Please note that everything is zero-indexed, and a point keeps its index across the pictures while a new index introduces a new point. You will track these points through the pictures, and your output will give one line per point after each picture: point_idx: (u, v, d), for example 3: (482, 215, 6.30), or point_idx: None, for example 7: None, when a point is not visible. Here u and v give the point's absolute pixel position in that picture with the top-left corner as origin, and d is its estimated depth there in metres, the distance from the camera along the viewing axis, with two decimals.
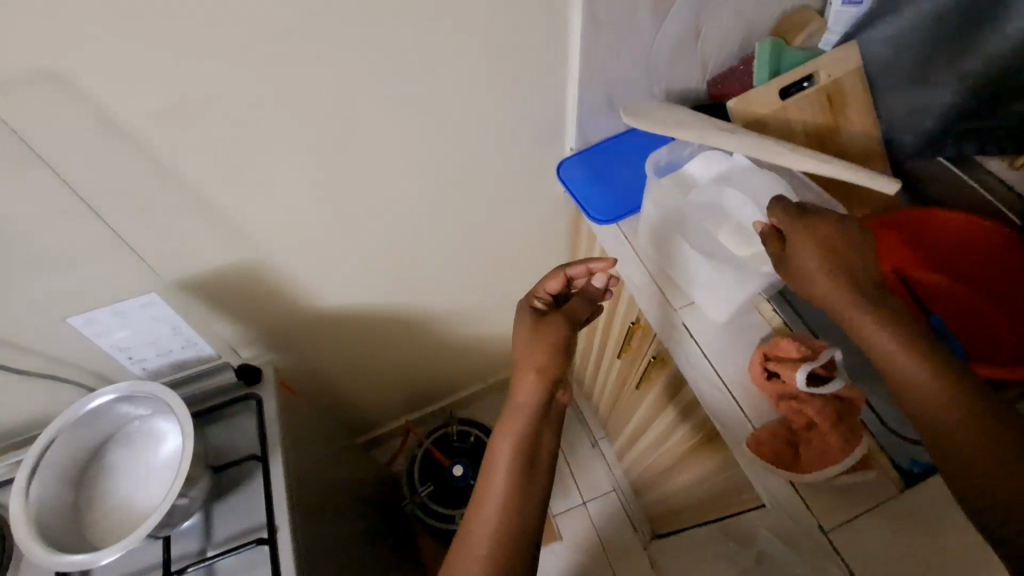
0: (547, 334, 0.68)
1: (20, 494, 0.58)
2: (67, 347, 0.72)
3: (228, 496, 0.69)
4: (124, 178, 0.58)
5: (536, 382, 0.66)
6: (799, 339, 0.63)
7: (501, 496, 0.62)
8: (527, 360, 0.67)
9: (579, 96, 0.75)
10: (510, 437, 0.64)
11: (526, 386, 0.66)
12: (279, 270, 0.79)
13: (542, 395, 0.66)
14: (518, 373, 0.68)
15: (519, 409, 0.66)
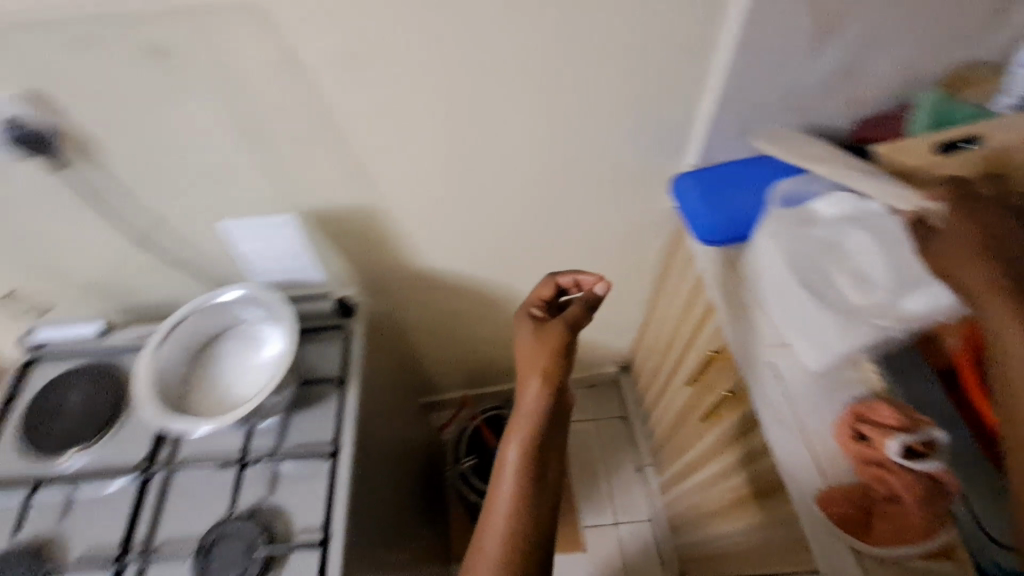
0: (549, 341, 0.69)
1: (147, 357, 0.68)
2: (205, 248, 0.82)
3: (305, 410, 0.76)
4: (288, 109, 0.65)
5: (543, 388, 0.67)
6: (895, 404, 0.58)
7: (510, 497, 0.64)
8: (532, 366, 0.68)
9: (711, 110, 0.75)
10: (518, 439, 0.67)
11: (530, 389, 0.68)
12: (391, 221, 0.85)
13: (549, 399, 0.68)
14: (524, 377, 0.69)
15: (524, 411, 0.68)
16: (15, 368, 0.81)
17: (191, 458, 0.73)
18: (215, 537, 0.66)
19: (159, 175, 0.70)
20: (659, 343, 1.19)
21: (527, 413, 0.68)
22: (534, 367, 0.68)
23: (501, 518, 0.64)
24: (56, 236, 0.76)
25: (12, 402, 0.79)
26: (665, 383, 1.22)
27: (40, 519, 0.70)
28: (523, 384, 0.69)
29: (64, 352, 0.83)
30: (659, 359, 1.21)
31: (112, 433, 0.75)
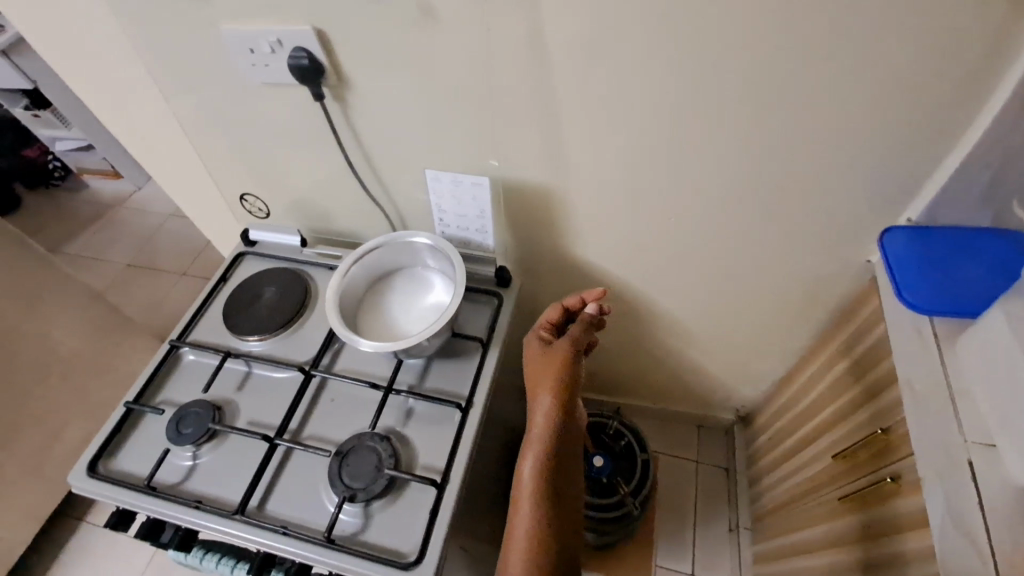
0: (555, 358, 0.71)
1: (340, 273, 0.77)
2: (400, 193, 0.90)
3: (449, 360, 0.81)
4: (517, 82, 0.69)
5: (553, 404, 0.68)
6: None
7: (532, 512, 0.64)
8: (542, 383, 0.70)
9: (959, 160, 0.67)
10: (533, 453, 0.66)
11: (539, 406, 0.69)
12: (568, 205, 0.87)
13: (558, 416, 0.67)
14: (535, 397, 0.70)
15: (537, 428, 0.68)
16: (231, 255, 0.97)
17: (346, 372, 0.83)
18: (352, 445, 0.73)
19: (388, 119, 0.77)
20: (801, 401, 1.09)
21: (539, 425, 0.68)
22: (544, 382, 0.70)
23: (524, 529, 0.63)
24: (291, 154, 0.88)
25: (225, 281, 0.94)
26: (794, 449, 1.10)
27: (223, 383, 0.83)
28: (534, 404, 0.70)
29: (269, 250, 0.97)
30: (797, 421, 1.10)
31: (291, 330, 0.87)
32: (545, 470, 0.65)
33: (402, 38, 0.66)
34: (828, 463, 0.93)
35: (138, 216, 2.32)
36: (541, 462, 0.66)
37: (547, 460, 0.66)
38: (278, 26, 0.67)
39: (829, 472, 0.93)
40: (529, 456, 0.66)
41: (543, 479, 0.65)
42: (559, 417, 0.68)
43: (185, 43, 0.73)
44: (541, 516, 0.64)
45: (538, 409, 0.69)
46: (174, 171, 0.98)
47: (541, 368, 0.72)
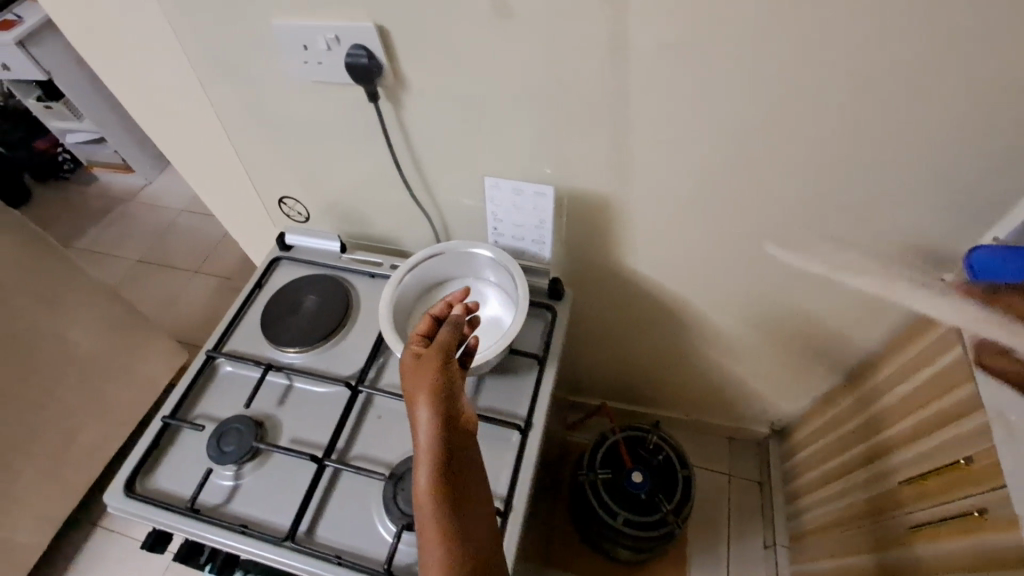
0: (430, 363, 0.54)
1: (393, 283, 0.73)
2: (447, 198, 0.86)
3: (503, 377, 0.77)
4: (588, 87, 0.64)
5: (434, 416, 0.50)
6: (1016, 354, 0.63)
7: (439, 559, 0.44)
8: (418, 397, 0.52)
9: None
10: (418, 481, 0.47)
11: (417, 423, 0.51)
12: (627, 214, 0.82)
13: (441, 428, 0.49)
14: (411, 417, 0.52)
15: (419, 453, 0.49)
16: (266, 259, 0.92)
17: (392, 387, 0.79)
18: (406, 469, 0.69)
19: (445, 122, 0.73)
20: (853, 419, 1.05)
21: (423, 443, 0.49)
22: (420, 390, 0.52)
23: None
24: (334, 156, 0.83)
25: (260, 288, 0.90)
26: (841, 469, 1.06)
27: (263, 397, 0.79)
28: (411, 427, 0.52)
29: (305, 256, 0.92)
30: (845, 440, 1.06)
31: (332, 341, 0.83)
32: (445, 501, 0.46)
33: (471, 36, 0.62)
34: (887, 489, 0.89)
35: (150, 211, 2.27)
36: (436, 492, 0.47)
37: (440, 483, 0.47)
38: (337, 22, 0.63)
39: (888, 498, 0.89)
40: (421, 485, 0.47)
41: (442, 509, 0.46)
42: (446, 431, 0.50)
43: (233, 37, 0.68)
44: (454, 558, 0.44)
45: (418, 428, 0.50)
46: (208, 169, 0.94)
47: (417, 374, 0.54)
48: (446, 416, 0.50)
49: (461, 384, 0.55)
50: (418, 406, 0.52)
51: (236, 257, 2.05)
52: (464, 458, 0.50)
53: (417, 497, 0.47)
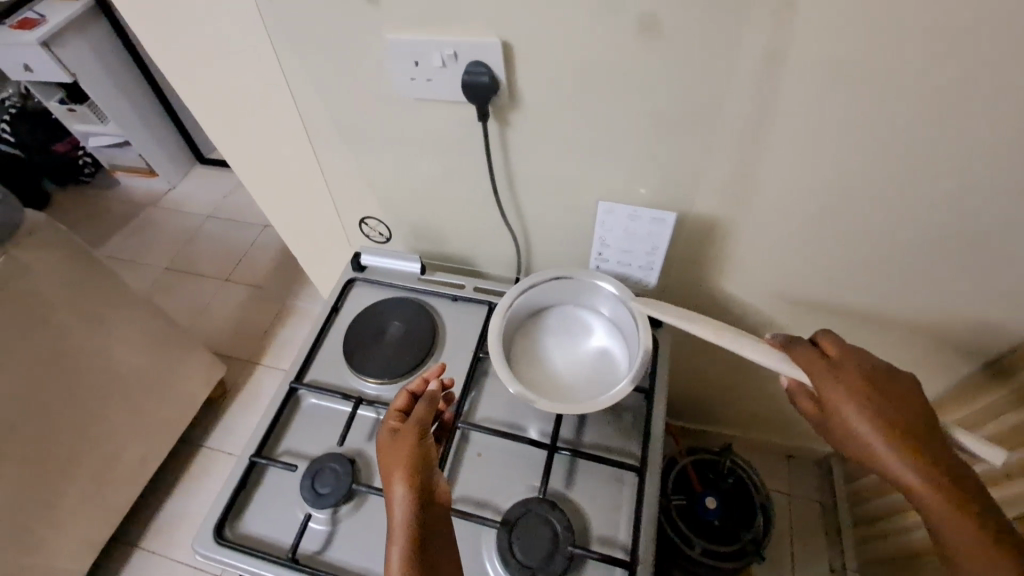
0: (405, 438, 0.59)
1: (500, 312, 0.69)
2: (540, 220, 0.81)
3: (610, 412, 0.73)
4: (724, 109, 0.60)
5: (410, 489, 0.54)
6: (854, 345, 0.60)
7: None
8: (393, 471, 0.56)
9: None
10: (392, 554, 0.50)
11: (393, 495, 0.55)
12: (734, 238, 0.77)
13: (416, 502, 0.54)
14: (387, 491, 0.56)
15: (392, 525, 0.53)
16: (341, 280, 0.88)
17: (490, 422, 0.74)
18: (520, 515, 0.64)
19: (553, 143, 0.68)
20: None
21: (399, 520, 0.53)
22: (399, 466, 0.56)
23: None
24: (422, 175, 0.78)
25: (338, 311, 0.85)
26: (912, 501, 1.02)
27: (353, 432, 0.74)
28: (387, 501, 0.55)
29: (382, 278, 0.88)
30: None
31: (421, 371, 0.78)
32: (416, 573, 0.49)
33: (604, 53, 0.57)
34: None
35: (174, 216, 2.21)
36: (409, 564, 0.50)
37: (412, 555, 0.50)
38: (458, 36, 0.59)
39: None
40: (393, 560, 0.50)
41: None
42: (419, 506, 0.54)
43: (334, 51, 0.64)
44: None
45: (394, 503, 0.54)
46: (280, 184, 0.90)
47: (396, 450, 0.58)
48: (419, 491, 0.55)
49: (434, 460, 0.59)
50: (395, 482, 0.55)
51: (267, 266, 1.99)
52: (435, 531, 0.53)
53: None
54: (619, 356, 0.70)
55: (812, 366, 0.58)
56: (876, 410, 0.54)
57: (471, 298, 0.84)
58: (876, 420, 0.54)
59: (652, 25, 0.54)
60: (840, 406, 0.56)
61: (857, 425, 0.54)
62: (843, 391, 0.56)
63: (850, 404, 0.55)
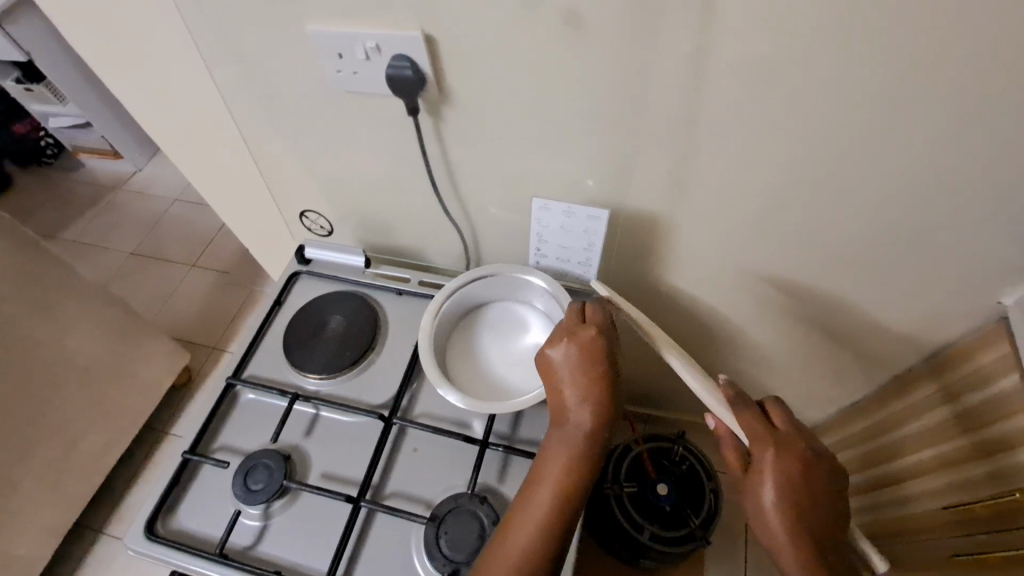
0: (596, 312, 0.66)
1: (432, 312, 0.69)
2: (482, 214, 0.80)
3: (544, 408, 0.73)
4: (648, 106, 0.60)
5: (590, 375, 0.61)
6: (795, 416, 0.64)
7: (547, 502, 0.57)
8: (578, 335, 0.64)
9: None
10: (577, 383, 0.61)
11: (568, 368, 0.62)
12: (676, 233, 0.77)
13: (593, 409, 0.60)
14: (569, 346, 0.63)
15: (572, 363, 0.62)
16: (285, 274, 0.87)
17: (427, 417, 0.74)
18: (450, 511, 0.65)
19: (489, 137, 0.68)
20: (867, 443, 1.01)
21: (556, 458, 0.60)
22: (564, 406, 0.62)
23: (545, 497, 0.58)
24: (360, 169, 0.77)
25: (280, 305, 0.84)
26: (855, 487, 1.04)
27: (290, 427, 0.74)
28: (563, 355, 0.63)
29: (326, 271, 0.87)
30: (867, 459, 1.01)
31: (362, 366, 0.78)
32: (594, 430, 0.60)
33: (529, 48, 0.56)
34: (926, 513, 0.86)
35: (141, 200, 2.16)
36: (592, 415, 0.60)
37: (599, 401, 0.61)
38: (380, 29, 0.57)
39: (913, 524, 0.88)
40: (543, 495, 0.58)
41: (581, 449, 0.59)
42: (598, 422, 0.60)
43: (260, 41, 0.62)
44: (558, 498, 0.57)
45: (568, 373, 0.62)
46: (222, 175, 0.88)
47: (557, 381, 0.63)
48: (599, 393, 0.61)
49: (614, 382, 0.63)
50: (571, 368, 0.62)
51: (236, 250, 1.96)
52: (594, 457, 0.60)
53: (535, 506, 0.57)
54: None
55: (752, 427, 0.62)
56: (786, 483, 0.59)
57: (417, 292, 0.84)
58: (784, 497, 0.59)
59: (570, 22, 0.53)
60: (758, 470, 0.60)
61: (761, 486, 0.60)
62: (768, 451, 0.60)
63: (765, 483, 0.59)
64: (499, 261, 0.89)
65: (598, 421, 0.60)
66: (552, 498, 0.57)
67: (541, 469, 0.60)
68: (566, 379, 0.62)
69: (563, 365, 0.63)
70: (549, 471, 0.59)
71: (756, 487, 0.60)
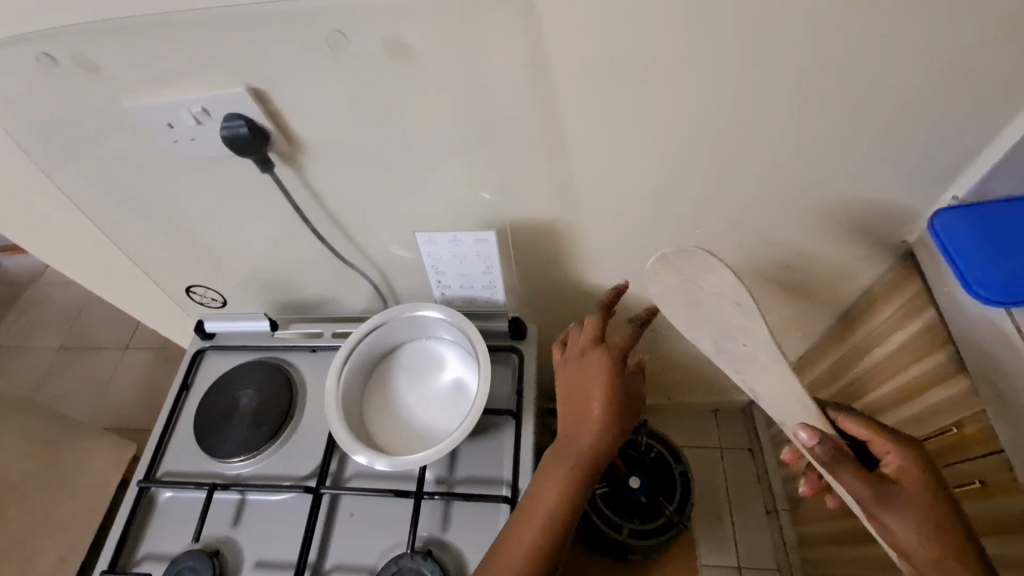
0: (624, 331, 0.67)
1: (333, 372, 0.65)
2: (379, 253, 0.76)
3: (478, 441, 0.70)
4: (506, 119, 0.58)
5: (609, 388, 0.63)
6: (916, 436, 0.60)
7: (553, 504, 0.58)
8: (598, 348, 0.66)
9: (987, 136, 0.63)
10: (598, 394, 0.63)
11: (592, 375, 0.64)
12: (578, 234, 0.75)
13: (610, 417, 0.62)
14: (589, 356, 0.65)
15: (593, 373, 0.64)
16: (188, 354, 0.81)
17: (359, 479, 0.70)
18: (393, 575, 0.61)
19: (358, 178, 0.64)
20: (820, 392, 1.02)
21: (564, 462, 0.60)
22: (568, 420, 0.63)
23: (553, 497, 0.59)
24: (237, 233, 0.73)
25: (188, 389, 0.79)
26: None
27: (215, 520, 0.69)
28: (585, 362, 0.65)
29: (231, 342, 0.82)
30: None
31: (283, 437, 0.73)
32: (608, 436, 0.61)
33: (364, 83, 0.54)
34: None
35: (57, 292, 2.04)
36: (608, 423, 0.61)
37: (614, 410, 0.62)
38: (202, 91, 0.53)
39: None
40: (540, 513, 0.58)
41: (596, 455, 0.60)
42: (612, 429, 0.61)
43: (82, 126, 0.57)
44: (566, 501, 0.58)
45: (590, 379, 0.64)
46: (96, 266, 0.81)
47: (574, 386, 0.65)
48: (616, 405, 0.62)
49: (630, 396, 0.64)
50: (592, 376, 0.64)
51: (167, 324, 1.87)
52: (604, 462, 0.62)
53: (542, 507, 0.58)
54: (472, 387, 0.67)
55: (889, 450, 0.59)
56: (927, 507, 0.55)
57: (330, 345, 0.79)
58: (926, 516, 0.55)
59: (397, 49, 0.51)
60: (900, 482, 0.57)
61: (903, 509, 0.55)
62: (906, 470, 0.57)
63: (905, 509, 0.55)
64: (413, 295, 0.85)
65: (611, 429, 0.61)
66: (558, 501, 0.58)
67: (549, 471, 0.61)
68: (589, 388, 0.63)
69: (587, 374, 0.64)
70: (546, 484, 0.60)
71: (885, 510, 0.55)
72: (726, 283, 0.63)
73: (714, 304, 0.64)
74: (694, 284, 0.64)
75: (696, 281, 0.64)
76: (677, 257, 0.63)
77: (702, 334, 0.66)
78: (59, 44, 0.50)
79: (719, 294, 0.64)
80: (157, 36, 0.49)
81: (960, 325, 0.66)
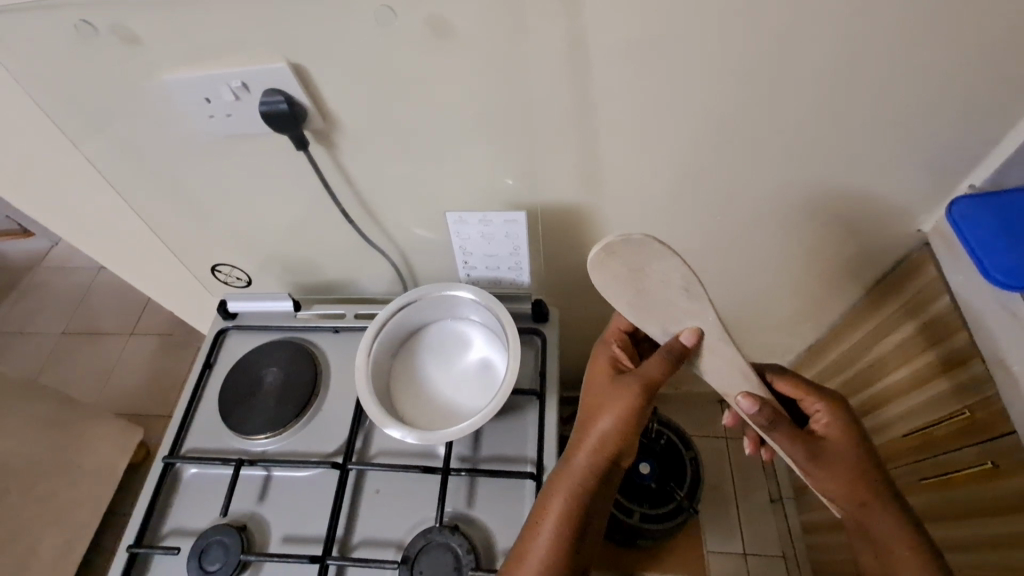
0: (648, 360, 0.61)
1: (363, 350, 0.66)
2: (404, 235, 0.77)
3: (502, 420, 0.71)
4: (539, 100, 0.58)
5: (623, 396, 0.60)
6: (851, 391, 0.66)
7: (565, 498, 0.58)
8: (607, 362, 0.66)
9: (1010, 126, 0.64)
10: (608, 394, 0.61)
11: (597, 380, 0.64)
12: (602, 219, 0.76)
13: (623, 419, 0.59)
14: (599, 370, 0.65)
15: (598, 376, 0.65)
16: (211, 333, 0.81)
17: (384, 456, 0.71)
18: (421, 549, 0.62)
19: (388, 158, 0.65)
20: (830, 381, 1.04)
21: (576, 457, 0.60)
22: (587, 413, 0.62)
23: (564, 489, 0.59)
24: (263, 212, 0.73)
25: (211, 368, 0.79)
26: None
27: (240, 496, 0.70)
28: (594, 371, 0.66)
29: (254, 322, 0.82)
30: None
31: (307, 416, 0.74)
32: (619, 435, 0.60)
33: (401, 61, 0.54)
34: (893, 442, 0.88)
35: (63, 276, 2.03)
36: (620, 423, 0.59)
37: (626, 413, 0.59)
38: (243, 66, 0.54)
39: (885, 453, 0.90)
40: (552, 506, 0.58)
41: (607, 449, 0.60)
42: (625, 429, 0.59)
43: (119, 100, 0.58)
44: (578, 494, 0.59)
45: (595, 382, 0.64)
46: (119, 243, 0.82)
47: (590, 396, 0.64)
48: (629, 409, 0.59)
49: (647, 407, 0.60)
50: (599, 383, 0.64)
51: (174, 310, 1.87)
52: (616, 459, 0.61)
53: (554, 502, 0.59)
54: (500, 367, 0.68)
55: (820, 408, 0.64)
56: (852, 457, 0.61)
57: (353, 326, 0.80)
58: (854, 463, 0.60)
59: (436, 27, 0.51)
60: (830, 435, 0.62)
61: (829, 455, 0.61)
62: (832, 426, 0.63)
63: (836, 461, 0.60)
64: (434, 279, 0.86)
65: (622, 428, 0.59)
66: (569, 493, 0.59)
67: (562, 467, 0.61)
68: (598, 389, 0.63)
69: (594, 378, 0.65)
70: (558, 477, 0.60)
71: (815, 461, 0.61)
72: (671, 269, 0.56)
73: (659, 290, 0.58)
74: (641, 272, 0.56)
75: (640, 269, 0.56)
76: (623, 247, 0.54)
77: (649, 321, 0.61)
78: (100, 16, 0.50)
79: (666, 281, 0.57)
80: (201, 9, 0.49)
81: (977, 312, 0.67)
